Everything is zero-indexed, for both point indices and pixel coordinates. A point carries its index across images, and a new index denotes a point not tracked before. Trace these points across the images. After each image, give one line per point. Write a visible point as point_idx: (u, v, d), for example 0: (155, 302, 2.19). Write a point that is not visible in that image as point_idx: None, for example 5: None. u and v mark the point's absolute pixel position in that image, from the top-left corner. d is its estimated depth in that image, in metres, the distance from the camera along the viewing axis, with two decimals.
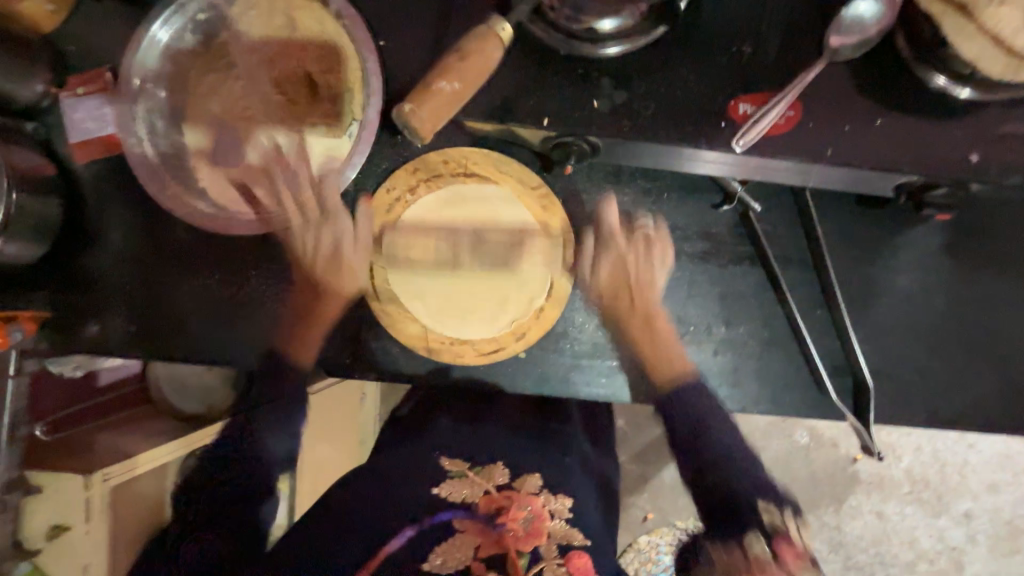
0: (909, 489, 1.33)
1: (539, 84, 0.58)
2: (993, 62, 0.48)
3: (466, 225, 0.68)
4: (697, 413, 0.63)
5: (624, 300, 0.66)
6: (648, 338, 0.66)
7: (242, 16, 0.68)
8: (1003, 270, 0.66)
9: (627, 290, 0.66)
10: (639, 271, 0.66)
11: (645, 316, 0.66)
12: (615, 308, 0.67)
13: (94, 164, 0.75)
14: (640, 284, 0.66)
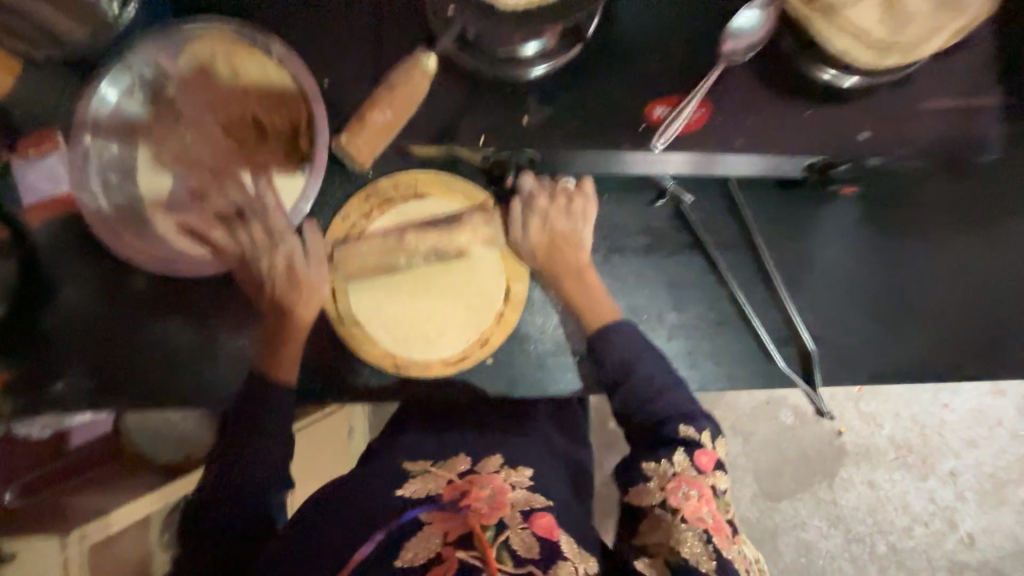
0: (895, 455, 1.37)
1: (471, 106, 0.62)
2: (858, 53, 0.55)
3: (409, 229, 0.70)
4: (626, 354, 0.64)
5: (555, 254, 0.68)
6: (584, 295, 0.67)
7: (187, 69, 0.71)
8: (921, 231, 0.72)
9: (558, 249, 0.67)
10: (567, 227, 0.68)
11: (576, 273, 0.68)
12: (549, 265, 0.68)
13: (51, 223, 0.77)
14: (569, 251, 0.68)
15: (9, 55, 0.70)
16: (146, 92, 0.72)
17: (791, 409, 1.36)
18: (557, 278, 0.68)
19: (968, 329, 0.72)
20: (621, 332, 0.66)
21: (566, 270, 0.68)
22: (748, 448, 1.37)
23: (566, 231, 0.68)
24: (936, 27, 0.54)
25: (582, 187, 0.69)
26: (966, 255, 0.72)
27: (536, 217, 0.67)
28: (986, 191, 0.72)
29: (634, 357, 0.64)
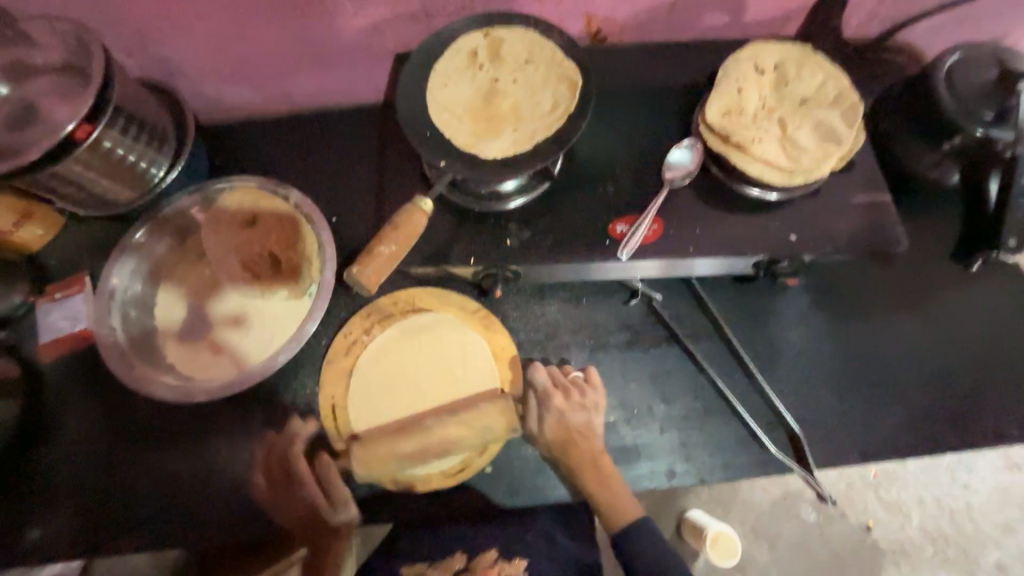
0: (933, 550, 1.25)
1: (461, 235, 0.73)
2: (771, 175, 0.69)
3: (429, 417, 0.73)
4: (651, 549, 0.68)
5: (571, 446, 0.71)
6: (606, 494, 0.70)
7: (214, 216, 0.83)
8: (871, 314, 0.80)
9: (576, 448, 0.71)
10: (580, 421, 0.72)
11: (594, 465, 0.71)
12: (568, 460, 0.71)
13: (62, 358, 0.80)
14: (587, 449, 0.71)
15: (55, 214, 0.84)
16: (173, 236, 0.82)
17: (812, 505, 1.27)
18: (578, 475, 0.70)
19: (937, 401, 0.77)
20: (645, 527, 0.69)
21: (587, 469, 0.70)
22: (777, 555, 1.25)
23: (579, 426, 0.72)
24: (825, 154, 0.69)
25: (588, 379, 0.75)
26: (914, 332, 0.79)
27: (551, 419, 0.71)
28: (920, 275, 0.82)
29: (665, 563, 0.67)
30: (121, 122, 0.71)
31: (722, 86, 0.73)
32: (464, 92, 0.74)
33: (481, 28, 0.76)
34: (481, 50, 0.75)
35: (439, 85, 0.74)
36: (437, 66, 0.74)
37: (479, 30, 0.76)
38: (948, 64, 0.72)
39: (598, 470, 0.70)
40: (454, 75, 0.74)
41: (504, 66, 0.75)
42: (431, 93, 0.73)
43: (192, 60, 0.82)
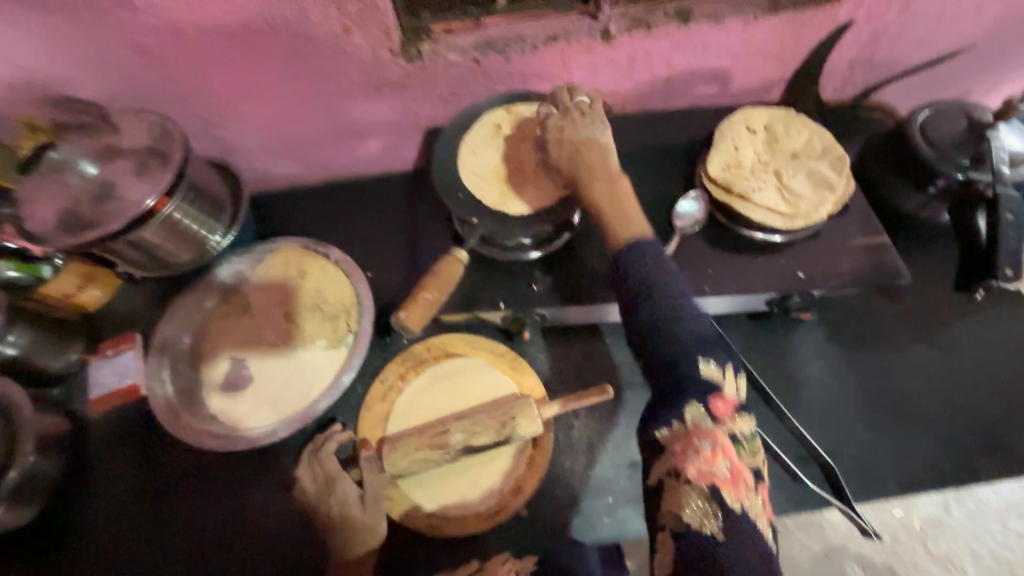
0: None
1: (490, 282, 0.79)
2: (772, 220, 0.76)
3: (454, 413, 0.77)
4: (648, 273, 0.63)
5: (577, 155, 0.69)
6: (606, 195, 0.68)
7: (263, 273, 0.90)
8: (885, 345, 0.82)
9: (580, 158, 0.69)
10: (584, 133, 0.70)
11: (597, 174, 0.69)
12: (572, 164, 0.70)
13: (105, 413, 0.83)
14: (589, 166, 0.69)
15: (114, 276, 0.90)
16: (222, 293, 0.89)
17: (856, 560, 1.12)
18: (581, 183, 0.69)
19: (964, 431, 0.78)
20: (642, 250, 0.64)
21: (590, 178, 0.69)
22: None
23: (584, 138, 0.70)
24: (819, 201, 0.76)
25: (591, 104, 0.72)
26: (930, 362, 0.81)
27: (551, 130, 0.71)
28: (928, 307, 0.85)
29: (654, 284, 0.62)
30: (190, 195, 0.80)
31: (719, 146, 0.82)
32: (489, 157, 0.82)
33: (501, 106, 0.86)
34: (504, 123, 0.85)
35: (468, 153, 0.83)
36: (464, 139, 0.84)
37: (500, 108, 0.86)
38: (920, 119, 0.82)
39: (601, 174, 0.69)
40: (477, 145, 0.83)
41: (523, 135, 0.84)
42: (460, 161, 0.82)
43: (247, 140, 0.93)
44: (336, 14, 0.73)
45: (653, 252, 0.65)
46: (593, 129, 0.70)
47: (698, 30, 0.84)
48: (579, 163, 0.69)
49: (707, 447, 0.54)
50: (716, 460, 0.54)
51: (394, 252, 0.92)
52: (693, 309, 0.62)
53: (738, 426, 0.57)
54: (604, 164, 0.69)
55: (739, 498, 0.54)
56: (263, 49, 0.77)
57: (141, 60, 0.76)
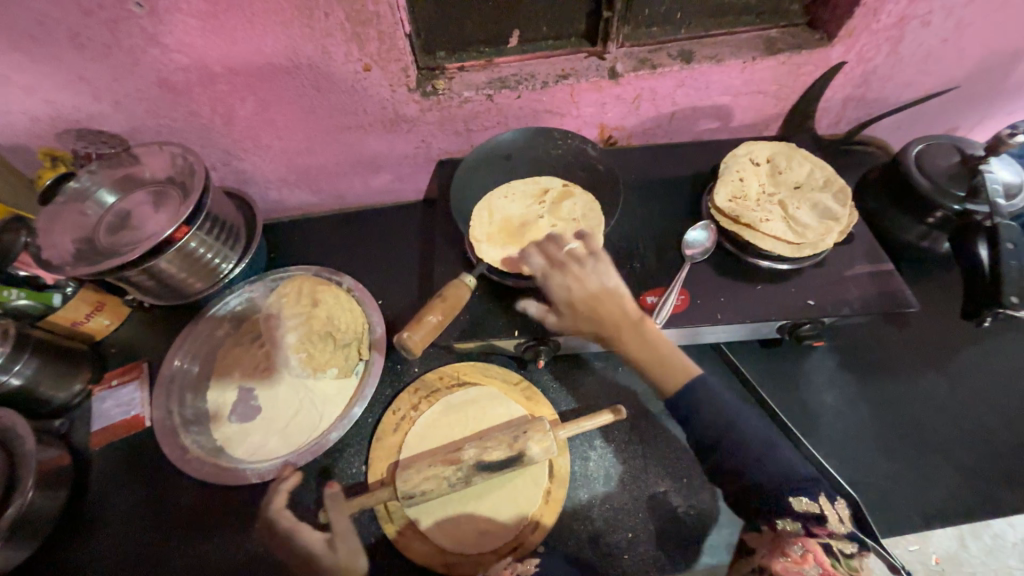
0: None
1: (503, 310, 0.79)
2: (782, 248, 0.77)
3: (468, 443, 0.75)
4: (712, 413, 0.65)
5: (598, 305, 0.70)
6: (643, 345, 0.69)
7: (275, 301, 0.89)
8: (898, 373, 0.82)
9: (605, 311, 0.70)
10: (597, 286, 0.72)
11: (626, 327, 0.69)
12: (596, 320, 0.70)
13: (110, 444, 0.81)
14: (616, 321, 0.70)
15: (124, 305, 0.91)
16: (233, 321, 0.89)
17: None
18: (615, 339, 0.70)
19: (985, 460, 0.76)
20: (697, 393, 0.66)
21: (623, 329, 0.70)
22: None
23: (598, 290, 0.71)
24: (827, 230, 0.78)
25: (583, 249, 0.74)
26: (944, 390, 0.81)
27: (561, 294, 0.72)
28: (936, 334, 0.86)
29: (728, 421, 0.64)
30: (207, 224, 0.81)
31: (726, 177, 0.84)
32: (514, 207, 0.87)
33: (562, 180, 0.89)
34: (553, 192, 0.87)
35: (500, 195, 0.88)
36: (509, 182, 0.90)
37: (562, 179, 0.89)
38: (915, 152, 0.86)
39: (632, 322, 0.69)
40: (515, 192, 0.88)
41: (556, 213, 0.85)
42: (489, 197, 0.88)
43: (264, 171, 0.95)
44: (358, 53, 0.77)
45: (708, 389, 0.67)
46: (603, 280, 0.72)
47: (702, 71, 0.88)
48: (600, 318, 0.70)
49: (794, 550, 0.58)
50: (803, 563, 0.58)
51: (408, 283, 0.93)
52: (768, 445, 0.63)
53: (839, 544, 0.60)
54: (625, 308, 0.70)
55: None
56: (286, 86, 0.80)
57: (165, 95, 0.78)
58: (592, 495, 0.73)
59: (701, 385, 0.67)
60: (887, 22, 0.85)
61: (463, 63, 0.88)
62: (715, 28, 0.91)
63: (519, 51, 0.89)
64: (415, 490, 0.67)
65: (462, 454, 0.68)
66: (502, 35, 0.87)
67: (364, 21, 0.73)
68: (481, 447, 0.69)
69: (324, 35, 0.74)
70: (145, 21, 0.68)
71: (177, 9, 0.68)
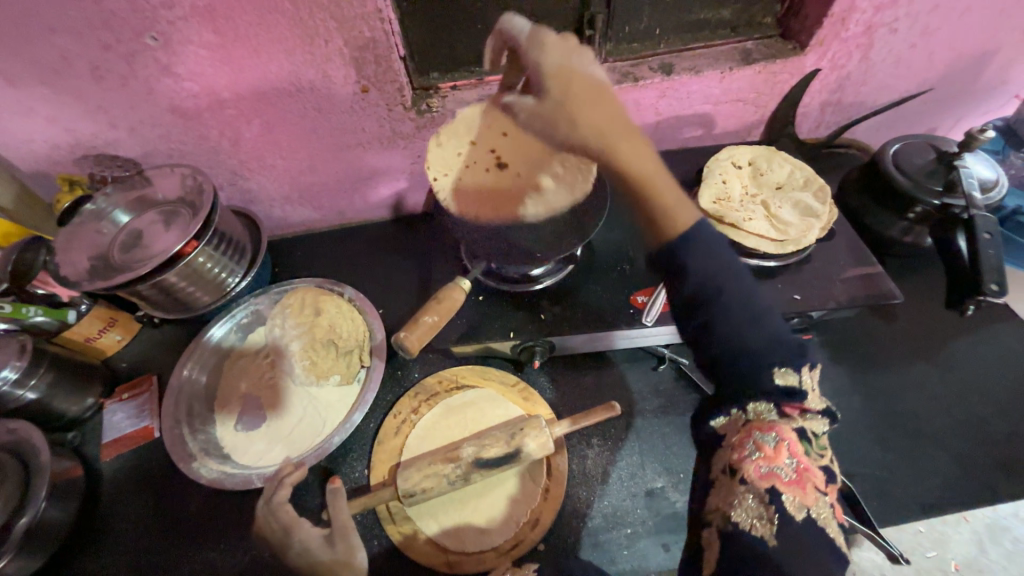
0: None
1: (499, 313, 0.82)
2: (766, 246, 0.79)
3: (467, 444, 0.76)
4: (706, 267, 0.60)
5: (567, 84, 0.69)
6: (639, 164, 0.64)
7: (279, 312, 0.91)
8: (889, 364, 0.84)
9: (580, 90, 0.68)
10: (568, 62, 0.70)
11: (589, 92, 0.68)
12: (565, 97, 0.69)
13: (120, 456, 0.84)
14: (612, 126, 0.65)
15: (134, 321, 0.94)
16: (240, 333, 0.92)
17: None
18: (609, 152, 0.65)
19: (979, 448, 0.76)
20: (699, 237, 0.61)
21: (612, 139, 0.65)
22: None
23: (562, 68, 0.70)
24: (810, 226, 0.81)
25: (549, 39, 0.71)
26: (935, 381, 0.82)
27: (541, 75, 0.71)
28: (925, 327, 0.87)
29: (721, 275, 0.60)
30: (215, 239, 0.84)
31: (709, 180, 0.88)
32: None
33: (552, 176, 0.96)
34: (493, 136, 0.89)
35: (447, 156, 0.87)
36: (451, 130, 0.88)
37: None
38: (892, 151, 0.90)
39: (622, 133, 0.65)
40: (490, 169, 0.87)
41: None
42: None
43: (269, 189, 1.00)
44: (356, 76, 0.82)
45: (711, 235, 0.62)
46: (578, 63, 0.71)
47: (682, 81, 0.93)
48: (580, 105, 0.68)
49: (771, 444, 0.56)
50: (778, 458, 0.55)
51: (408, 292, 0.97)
52: (756, 307, 0.59)
53: (808, 424, 0.58)
54: (609, 112, 0.67)
55: (807, 501, 0.54)
56: (289, 108, 0.85)
57: (177, 121, 0.84)
58: (590, 491, 0.74)
59: (701, 231, 0.62)
60: (855, 31, 0.90)
61: (456, 83, 0.94)
62: (693, 41, 0.96)
63: None
64: (415, 488, 0.69)
65: (461, 452, 0.70)
66: None
67: (361, 45, 0.78)
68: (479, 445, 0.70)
69: (324, 60, 0.79)
70: (159, 53, 0.74)
71: (189, 40, 0.73)
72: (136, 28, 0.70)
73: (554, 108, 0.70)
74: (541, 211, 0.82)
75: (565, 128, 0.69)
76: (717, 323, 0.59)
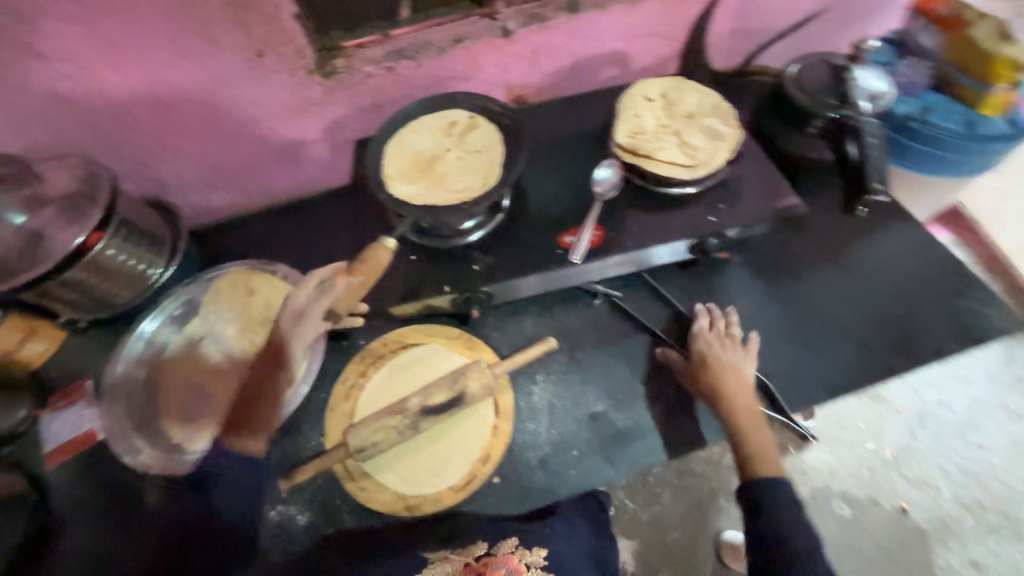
0: (966, 516, 1.51)
1: (433, 270, 0.83)
2: (679, 172, 0.83)
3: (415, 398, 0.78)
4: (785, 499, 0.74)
5: (721, 377, 0.77)
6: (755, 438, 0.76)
7: (210, 299, 0.90)
8: (801, 271, 0.90)
9: (728, 372, 0.78)
10: (731, 358, 0.79)
11: (740, 393, 0.78)
12: (713, 379, 0.77)
13: (67, 463, 0.82)
14: (751, 404, 0.78)
15: (59, 329, 0.91)
16: (172, 325, 0.89)
17: (842, 500, 1.55)
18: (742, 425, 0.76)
19: (876, 333, 0.85)
20: (782, 493, 0.75)
21: (745, 401, 0.78)
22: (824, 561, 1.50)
23: (725, 364, 0.78)
24: (716, 150, 0.85)
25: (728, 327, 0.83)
26: (840, 282, 0.89)
27: (704, 374, 0.78)
28: (830, 233, 0.94)
29: (803, 528, 0.72)
30: (124, 231, 0.81)
31: (624, 116, 0.90)
32: (424, 142, 0.90)
33: (469, 112, 0.92)
34: (459, 123, 0.91)
35: (409, 132, 0.91)
36: (418, 117, 0.92)
37: (467, 111, 0.92)
38: (791, 72, 0.94)
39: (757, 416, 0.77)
40: (452, 140, 0.89)
41: (463, 144, 0.89)
42: (399, 135, 0.90)
43: (180, 175, 0.95)
44: (248, 40, 0.78)
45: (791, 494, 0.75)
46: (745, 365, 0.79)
47: (589, 19, 0.93)
48: (733, 393, 0.77)
49: None
50: None
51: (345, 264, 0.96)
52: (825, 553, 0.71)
53: None
54: (751, 393, 0.79)
55: None
56: (182, 81, 0.80)
57: (55, 106, 0.77)
58: (539, 424, 0.78)
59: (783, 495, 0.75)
60: None
61: (361, 40, 0.87)
62: None
63: (413, 20, 0.91)
64: (367, 443, 0.72)
65: (407, 405, 0.73)
66: (392, 6, 0.89)
67: (245, 5, 0.74)
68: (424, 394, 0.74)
69: (209, 25, 0.74)
70: (18, 32, 0.68)
71: (48, 14, 0.67)
72: None
73: (707, 380, 0.77)
74: (480, 183, 0.84)
75: (711, 398, 0.77)
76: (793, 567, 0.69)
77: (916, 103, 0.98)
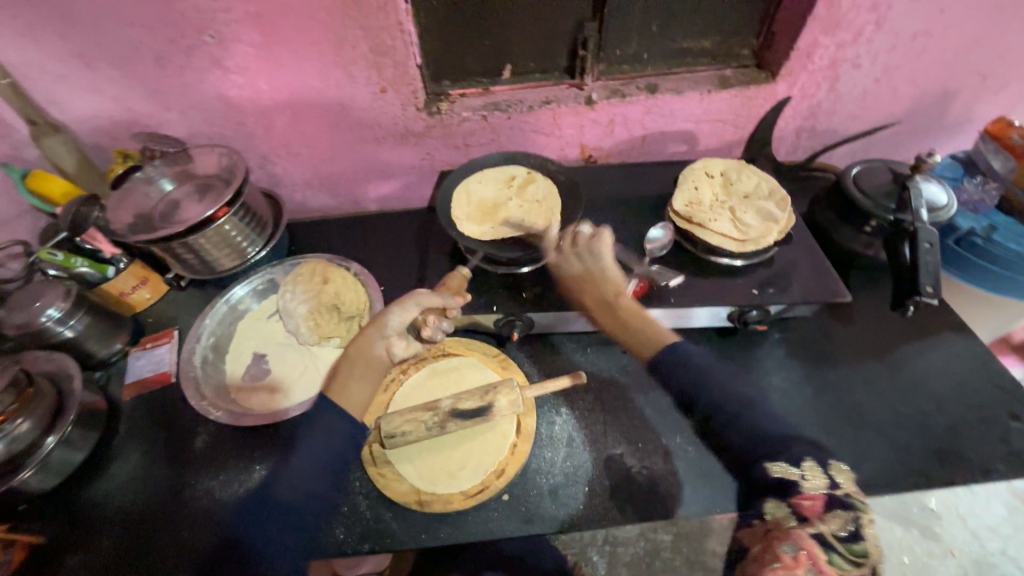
0: None
1: (483, 289, 0.90)
2: (729, 244, 0.88)
3: None
4: (690, 371, 0.74)
5: (575, 288, 0.87)
6: (620, 326, 0.83)
7: (291, 281, 1.03)
8: (837, 362, 0.90)
9: (576, 284, 0.87)
10: (572, 265, 0.87)
11: (597, 300, 0.85)
12: (573, 291, 0.87)
13: (140, 396, 0.94)
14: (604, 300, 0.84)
15: (164, 283, 1.05)
16: (256, 297, 1.03)
17: None
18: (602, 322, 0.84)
19: (917, 439, 0.82)
20: (675, 357, 0.76)
21: (602, 298, 0.84)
22: None
23: (572, 274, 0.87)
24: (768, 231, 0.89)
25: (586, 231, 0.88)
26: (878, 380, 0.88)
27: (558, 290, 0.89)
28: (876, 332, 0.94)
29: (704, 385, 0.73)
30: (242, 211, 0.97)
31: (683, 186, 0.98)
32: (488, 191, 1.01)
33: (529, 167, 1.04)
34: (522, 175, 1.03)
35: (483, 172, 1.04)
36: (484, 170, 1.05)
37: (528, 167, 1.04)
38: (852, 173, 0.98)
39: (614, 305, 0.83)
40: (519, 187, 1.01)
41: (523, 195, 1.00)
42: (468, 177, 1.03)
43: (293, 175, 1.12)
44: (376, 78, 0.95)
45: (683, 351, 0.77)
46: (597, 262, 0.85)
47: (665, 100, 1.05)
48: (584, 299, 0.86)
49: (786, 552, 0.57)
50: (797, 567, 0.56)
51: (408, 275, 1.07)
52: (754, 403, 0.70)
53: (826, 527, 0.59)
54: (608, 288, 0.85)
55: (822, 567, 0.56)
56: (317, 101, 0.98)
57: (220, 107, 0.97)
58: (554, 453, 0.81)
59: (675, 354, 0.77)
60: (821, 64, 1.01)
61: (464, 91, 1.06)
62: (677, 66, 1.08)
63: (511, 81, 1.07)
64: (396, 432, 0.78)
65: (439, 404, 0.80)
66: (497, 68, 1.06)
67: (383, 52, 0.91)
68: (456, 399, 0.80)
69: (351, 64, 0.92)
70: (213, 48, 0.88)
71: (239, 40, 0.87)
72: (197, 27, 0.85)
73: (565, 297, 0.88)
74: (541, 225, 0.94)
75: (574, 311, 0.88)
76: (730, 421, 0.69)
77: (980, 220, 0.98)
